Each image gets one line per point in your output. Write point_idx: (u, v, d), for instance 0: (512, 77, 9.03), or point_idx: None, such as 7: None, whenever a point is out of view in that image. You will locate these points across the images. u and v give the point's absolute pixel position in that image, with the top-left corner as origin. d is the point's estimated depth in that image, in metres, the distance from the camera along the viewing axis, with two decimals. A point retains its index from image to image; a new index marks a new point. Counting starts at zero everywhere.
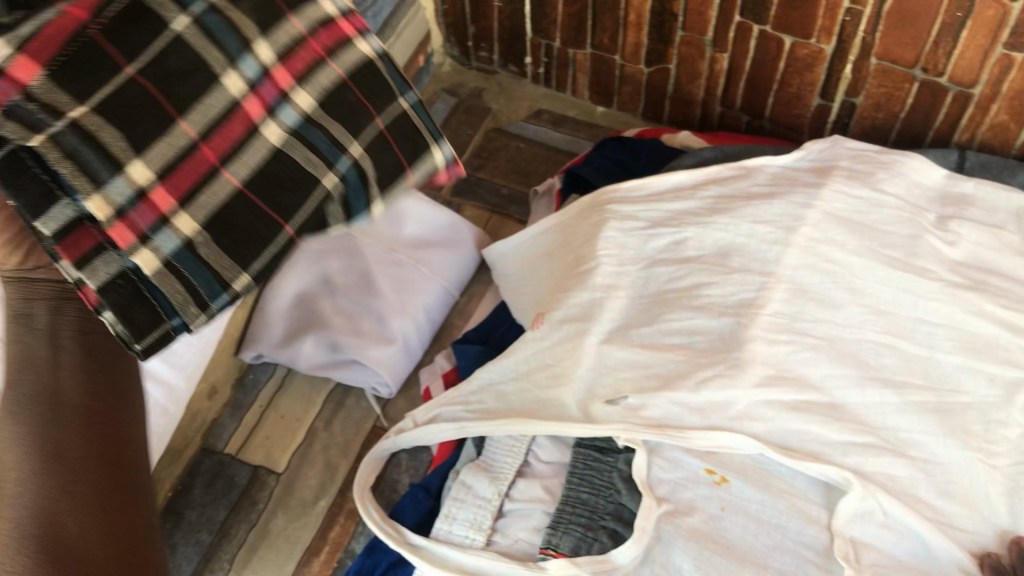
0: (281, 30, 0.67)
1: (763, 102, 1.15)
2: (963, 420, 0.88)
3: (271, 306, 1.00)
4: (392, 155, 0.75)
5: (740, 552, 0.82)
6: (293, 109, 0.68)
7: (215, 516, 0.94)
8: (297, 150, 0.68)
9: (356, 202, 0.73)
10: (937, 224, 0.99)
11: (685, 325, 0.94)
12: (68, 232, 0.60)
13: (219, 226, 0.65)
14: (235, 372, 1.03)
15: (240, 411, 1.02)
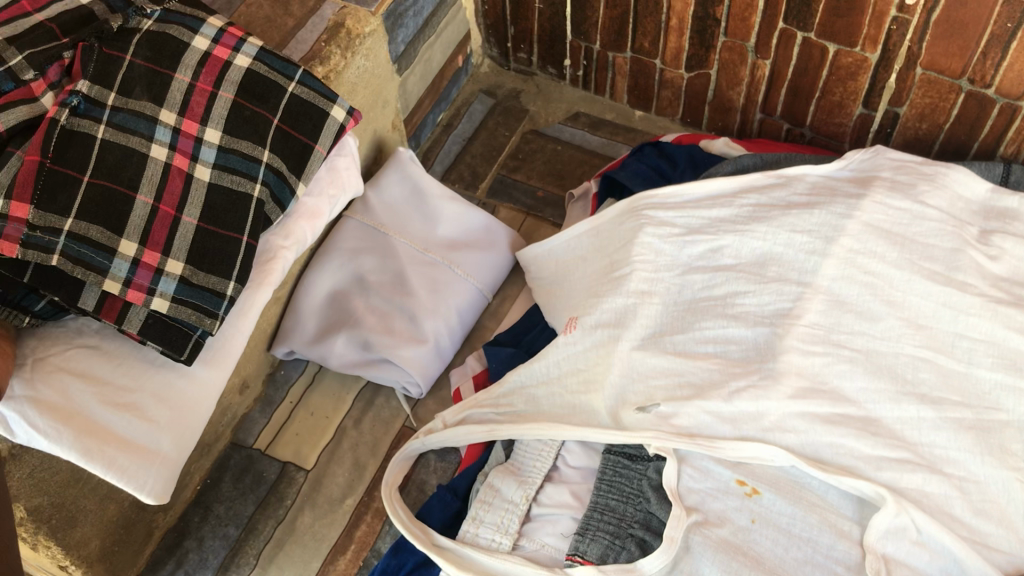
0: (172, 90, 0.83)
1: (804, 109, 1.14)
2: (1001, 438, 0.87)
3: (305, 303, 1.00)
4: (298, 140, 0.89)
5: (768, 566, 0.82)
6: (208, 147, 0.84)
7: (243, 512, 0.95)
8: (223, 178, 0.83)
9: (283, 193, 0.87)
10: (980, 238, 0.97)
11: (718, 334, 0.93)
12: (103, 302, 0.77)
13: (196, 257, 0.81)
14: (266, 367, 1.03)
15: (270, 407, 1.03)
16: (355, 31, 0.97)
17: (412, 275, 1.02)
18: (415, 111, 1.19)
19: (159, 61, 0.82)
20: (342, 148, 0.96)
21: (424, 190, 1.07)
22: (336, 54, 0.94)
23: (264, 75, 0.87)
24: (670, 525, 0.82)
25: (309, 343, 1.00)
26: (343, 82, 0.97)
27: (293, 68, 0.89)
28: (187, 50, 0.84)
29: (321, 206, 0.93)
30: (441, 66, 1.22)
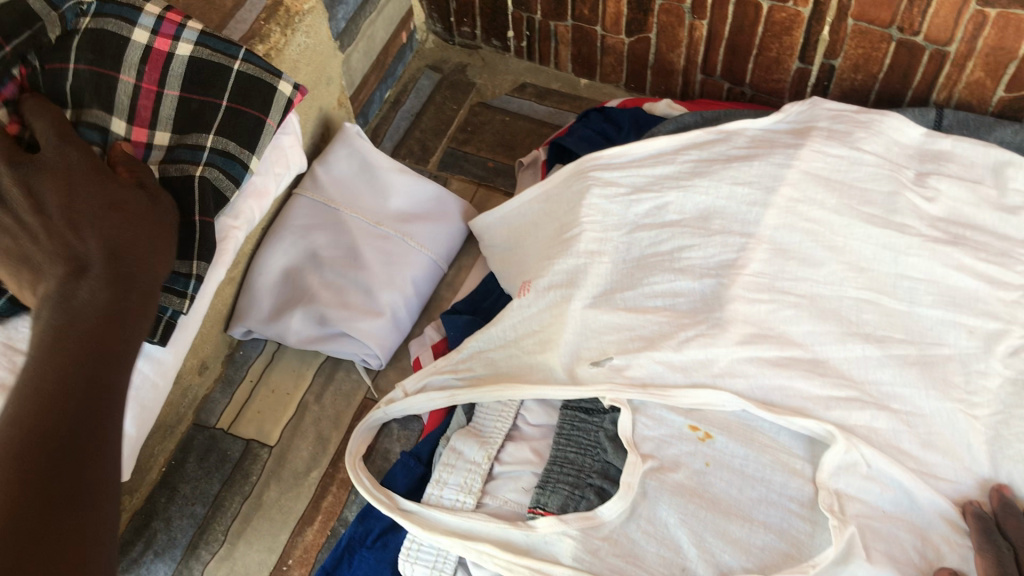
0: (118, 94, 0.86)
1: (743, 67, 1.16)
2: (944, 371, 0.90)
3: (258, 280, 1.01)
4: (249, 115, 0.89)
5: (724, 506, 0.84)
6: (158, 150, 0.86)
7: (209, 490, 0.96)
8: (172, 169, 0.85)
9: (236, 170, 0.88)
10: (917, 181, 1.00)
11: (667, 288, 0.95)
12: None
13: None
14: (224, 348, 1.05)
15: (231, 386, 1.04)
16: (294, 9, 0.98)
17: (365, 249, 1.04)
18: (360, 89, 1.20)
19: (102, 64, 0.85)
20: (286, 127, 0.97)
21: (373, 165, 1.10)
22: (276, 32, 0.96)
23: (205, 60, 0.88)
24: (627, 472, 0.85)
25: (265, 321, 1.00)
26: (285, 59, 0.98)
27: (233, 49, 0.89)
28: (128, 47, 0.86)
29: (269, 184, 0.94)
30: (384, 43, 1.24)
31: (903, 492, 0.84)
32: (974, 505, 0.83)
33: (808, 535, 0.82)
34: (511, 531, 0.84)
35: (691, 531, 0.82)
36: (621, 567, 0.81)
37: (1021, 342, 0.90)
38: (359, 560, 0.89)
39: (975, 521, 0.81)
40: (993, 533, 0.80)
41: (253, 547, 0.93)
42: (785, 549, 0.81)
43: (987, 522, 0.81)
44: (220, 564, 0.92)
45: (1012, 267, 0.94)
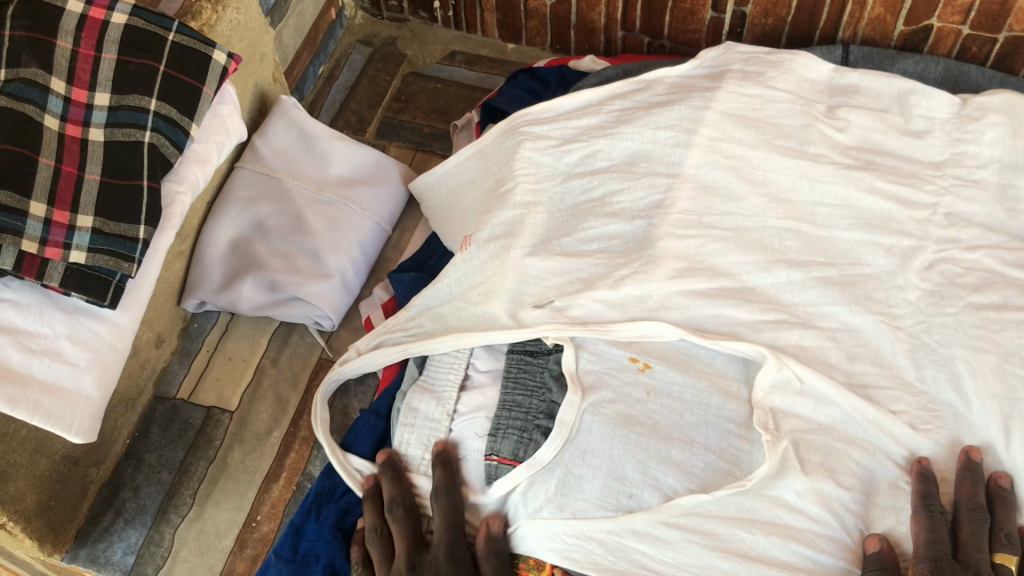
0: (57, 56, 0.88)
1: (660, 21, 1.22)
2: (865, 289, 0.96)
3: (207, 253, 1.06)
4: (188, 84, 0.94)
5: (666, 432, 0.90)
6: (100, 111, 0.90)
7: (174, 457, 1.03)
8: (115, 135, 0.90)
9: (177, 134, 0.93)
10: (827, 113, 1.07)
11: (600, 232, 1.00)
12: (21, 262, 0.83)
13: (104, 208, 0.88)
14: (180, 322, 1.11)
15: (188, 358, 1.10)
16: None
17: (310, 215, 1.10)
18: (294, 63, 1.24)
19: (38, 28, 0.87)
20: (222, 98, 1.02)
21: (310, 134, 1.15)
22: (208, 8, 0.99)
23: (141, 29, 0.92)
24: (564, 410, 0.89)
25: (216, 291, 1.05)
26: (217, 37, 1.01)
27: (168, 21, 0.93)
28: (62, 15, 0.88)
29: (211, 152, 0.99)
30: (314, 18, 1.27)
31: (837, 408, 0.89)
32: (923, 463, 0.86)
33: (746, 452, 0.89)
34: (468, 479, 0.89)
35: (634, 459, 0.87)
36: (570, 504, 0.86)
37: (933, 256, 0.98)
38: (327, 512, 0.95)
39: (919, 484, 0.84)
40: (932, 498, 0.83)
41: (221, 507, 1.00)
42: (726, 467, 0.88)
43: (931, 485, 0.84)
44: (191, 525, 0.99)
45: (920, 188, 1.02)
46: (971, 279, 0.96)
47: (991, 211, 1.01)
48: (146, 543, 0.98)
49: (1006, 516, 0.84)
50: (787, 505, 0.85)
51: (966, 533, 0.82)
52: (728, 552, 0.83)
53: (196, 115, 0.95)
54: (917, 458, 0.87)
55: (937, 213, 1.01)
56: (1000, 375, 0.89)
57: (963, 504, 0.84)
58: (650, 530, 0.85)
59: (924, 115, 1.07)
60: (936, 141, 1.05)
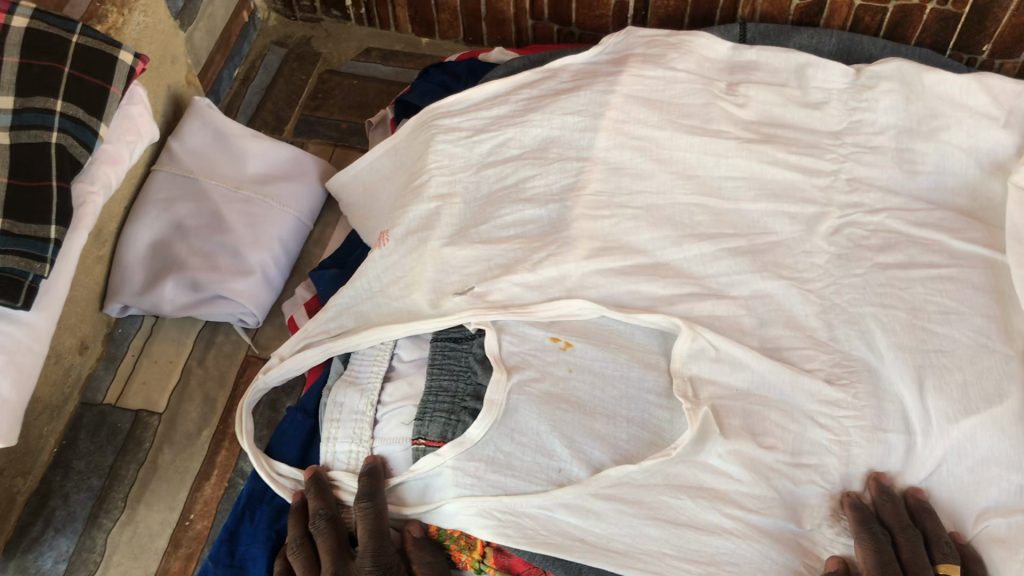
0: None
1: (567, 8, 1.27)
2: (774, 256, 1.00)
3: (127, 257, 1.08)
4: (94, 84, 0.93)
5: (588, 408, 0.92)
6: (4, 113, 0.88)
7: (103, 462, 1.05)
8: (22, 136, 0.87)
9: (86, 136, 0.92)
10: (728, 91, 1.11)
11: (517, 218, 1.03)
12: None
13: (14, 208, 0.85)
14: (104, 328, 1.12)
15: (114, 363, 1.12)
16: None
17: (228, 212, 1.12)
18: (207, 67, 1.25)
19: None
20: (132, 98, 1.01)
21: (225, 133, 1.17)
22: (112, 12, 1.00)
23: (44, 33, 0.91)
24: (491, 390, 0.90)
25: (138, 294, 1.07)
26: (125, 38, 1.02)
27: (72, 23, 0.93)
28: None
29: (122, 152, 0.98)
30: (226, 21, 1.29)
31: (752, 370, 0.93)
32: (852, 497, 0.87)
33: (667, 421, 0.93)
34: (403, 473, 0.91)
35: (561, 434, 0.90)
36: (502, 481, 0.88)
37: (839, 221, 1.03)
38: (260, 514, 0.98)
39: (856, 512, 0.86)
40: (872, 524, 0.84)
41: (153, 508, 1.02)
42: (649, 437, 0.92)
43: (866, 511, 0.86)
44: (123, 528, 1.01)
45: (821, 156, 1.06)
46: (875, 241, 1.01)
47: (890, 174, 1.05)
48: (79, 549, 0.99)
49: (935, 524, 0.86)
50: (710, 467, 0.88)
51: (906, 550, 0.85)
52: (659, 519, 0.86)
53: (106, 117, 0.94)
54: (847, 493, 0.88)
55: (838, 179, 1.05)
56: (911, 329, 0.94)
57: (896, 525, 0.85)
58: (581, 502, 0.87)
59: (821, 87, 1.12)
60: (834, 111, 1.10)
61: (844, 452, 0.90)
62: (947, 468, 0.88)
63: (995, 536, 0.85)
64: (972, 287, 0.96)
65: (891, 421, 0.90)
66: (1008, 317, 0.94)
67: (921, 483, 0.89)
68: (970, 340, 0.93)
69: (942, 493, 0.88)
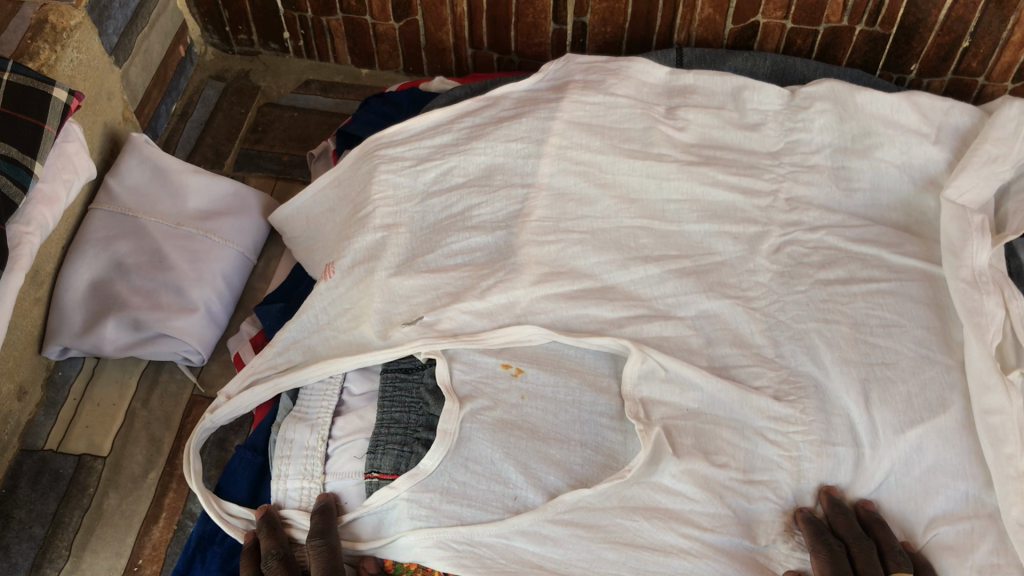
0: None
1: (507, 37, 1.28)
2: (718, 276, 1.02)
3: (66, 298, 1.06)
4: (26, 121, 0.91)
5: (542, 433, 0.92)
6: None
7: (46, 510, 1.02)
8: None
9: (19, 175, 0.90)
10: (667, 115, 1.13)
11: (464, 245, 1.03)
12: None
13: None
14: (43, 372, 1.09)
15: (54, 408, 1.09)
16: (60, 25, 1.01)
17: (169, 249, 1.10)
18: (144, 102, 1.24)
19: None
20: (67, 135, 0.99)
21: (164, 168, 1.15)
22: (44, 49, 0.98)
23: None
24: (444, 419, 0.89)
25: (78, 335, 1.05)
26: (58, 75, 1.00)
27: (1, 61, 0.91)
28: None
29: (58, 191, 0.96)
30: (162, 56, 1.27)
31: (702, 391, 0.94)
32: (805, 512, 0.88)
33: (620, 443, 0.93)
34: (358, 508, 0.89)
35: (515, 461, 0.89)
36: (457, 511, 0.87)
37: (780, 239, 1.05)
38: (211, 555, 0.95)
39: (809, 527, 0.86)
40: (826, 535, 0.85)
41: (99, 555, 0.99)
42: (603, 460, 0.91)
43: (819, 525, 0.86)
44: None
45: (760, 177, 1.08)
46: (816, 258, 1.03)
47: (827, 192, 1.08)
48: None
49: (886, 535, 0.86)
50: (664, 488, 0.89)
51: (862, 563, 0.84)
52: (616, 542, 0.86)
53: (39, 155, 0.92)
54: (800, 509, 0.89)
55: (778, 199, 1.07)
56: (854, 343, 0.96)
57: (850, 537, 0.85)
58: (537, 529, 0.87)
59: (757, 109, 1.14)
60: (770, 132, 1.12)
61: (795, 467, 0.91)
62: (896, 479, 0.90)
63: (943, 543, 0.87)
64: (912, 300, 0.98)
65: (839, 434, 0.92)
66: (947, 328, 0.96)
67: (871, 493, 0.90)
68: (912, 351, 0.95)
69: (891, 503, 0.90)
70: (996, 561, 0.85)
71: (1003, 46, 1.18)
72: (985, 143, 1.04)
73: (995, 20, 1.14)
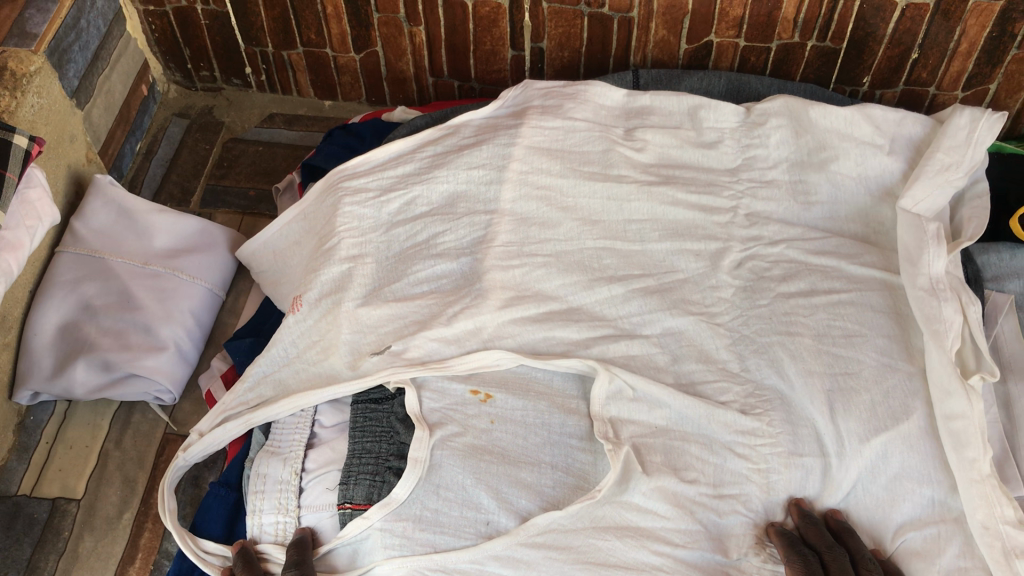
0: None
1: (466, 64, 1.30)
2: (682, 293, 1.03)
3: (35, 342, 1.06)
4: None
5: (513, 457, 0.93)
6: None
7: (21, 556, 1.02)
8: None
9: None
10: (626, 136, 1.15)
11: (430, 273, 1.04)
12: None
13: None
14: (14, 417, 1.09)
15: (26, 452, 1.09)
16: (20, 71, 1.02)
17: (137, 288, 1.11)
18: (108, 143, 1.24)
19: None
20: (29, 181, 1.00)
21: (130, 210, 1.16)
22: (6, 96, 0.99)
23: None
24: (414, 448, 0.90)
25: (48, 379, 1.05)
26: (20, 121, 1.01)
27: None
28: None
29: (22, 238, 0.96)
30: (124, 96, 1.28)
31: (670, 408, 0.95)
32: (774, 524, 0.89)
33: (591, 464, 0.93)
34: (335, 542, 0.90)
35: (486, 486, 0.90)
36: (431, 539, 0.87)
37: (741, 255, 1.06)
38: None
39: (782, 538, 0.87)
40: (799, 547, 0.86)
41: None
42: (574, 482, 0.92)
43: (791, 537, 0.87)
44: None
45: (719, 194, 1.10)
46: (777, 271, 1.05)
47: (786, 207, 1.10)
48: None
49: (855, 541, 0.88)
50: (634, 506, 0.89)
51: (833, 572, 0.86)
52: (587, 562, 0.86)
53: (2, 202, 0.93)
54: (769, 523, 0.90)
55: (737, 215, 1.09)
56: (818, 353, 0.97)
57: (821, 545, 0.86)
58: (510, 553, 0.87)
59: (713, 126, 1.16)
60: (728, 149, 1.14)
61: (764, 480, 0.92)
62: (863, 489, 0.91)
63: (911, 549, 0.88)
64: (873, 309, 1.00)
65: (806, 446, 0.93)
66: (908, 335, 0.98)
67: (839, 502, 0.92)
68: (875, 361, 0.96)
69: (860, 511, 0.91)
70: (963, 564, 0.87)
71: (950, 56, 1.20)
72: (938, 152, 1.06)
73: (942, 30, 1.17)
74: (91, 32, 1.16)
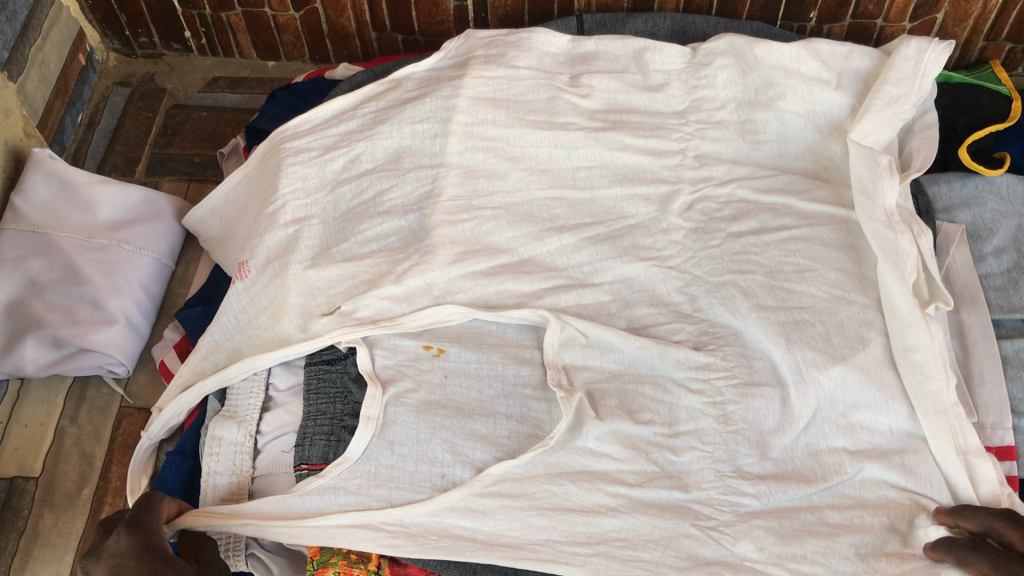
0: None
1: (409, 17, 1.28)
2: (632, 238, 1.03)
3: None
4: None
5: (467, 410, 0.93)
6: None
7: None
8: None
9: None
10: (571, 82, 1.13)
11: (377, 231, 1.02)
12: None
13: None
14: None
15: None
16: None
17: (83, 262, 1.10)
18: (46, 116, 1.22)
19: None
20: None
21: (71, 181, 1.14)
22: None
23: None
24: (367, 405, 0.90)
25: None
26: None
27: None
28: None
29: None
30: (60, 67, 1.25)
31: (622, 352, 0.95)
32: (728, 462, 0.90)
33: (545, 412, 0.93)
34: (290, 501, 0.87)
35: (441, 440, 0.90)
36: (386, 494, 0.88)
37: (690, 197, 1.06)
38: None
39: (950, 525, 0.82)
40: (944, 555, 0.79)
41: None
42: (529, 430, 0.92)
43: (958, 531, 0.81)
44: None
45: (667, 137, 1.09)
46: (727, 212, 1.04)
47: (735, 146, 1.09)
48: None
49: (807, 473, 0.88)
50: (589, 451, 0.90)
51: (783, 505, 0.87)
52: (543, 508, 0.86)
53: None
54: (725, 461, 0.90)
55: (686, 157, 1.08)
56: (770, 290, 0.97)
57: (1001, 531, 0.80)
58: (466, 503, 0.87)
59: (659, 69, 1.14)
60: (675, 91, 1.13)
61: (719, 412, 0.91)
62: None
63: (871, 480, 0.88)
64: (823, 244, 0.99)
65: (763, 376, 0.92)
66: (860, 268, 0.98)
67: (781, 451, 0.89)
68: (826, 294, 0.96)
69: None
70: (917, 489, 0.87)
71: None
72: (887, 84, 1.05)
73: None
74: (18, 1, 1.14)
